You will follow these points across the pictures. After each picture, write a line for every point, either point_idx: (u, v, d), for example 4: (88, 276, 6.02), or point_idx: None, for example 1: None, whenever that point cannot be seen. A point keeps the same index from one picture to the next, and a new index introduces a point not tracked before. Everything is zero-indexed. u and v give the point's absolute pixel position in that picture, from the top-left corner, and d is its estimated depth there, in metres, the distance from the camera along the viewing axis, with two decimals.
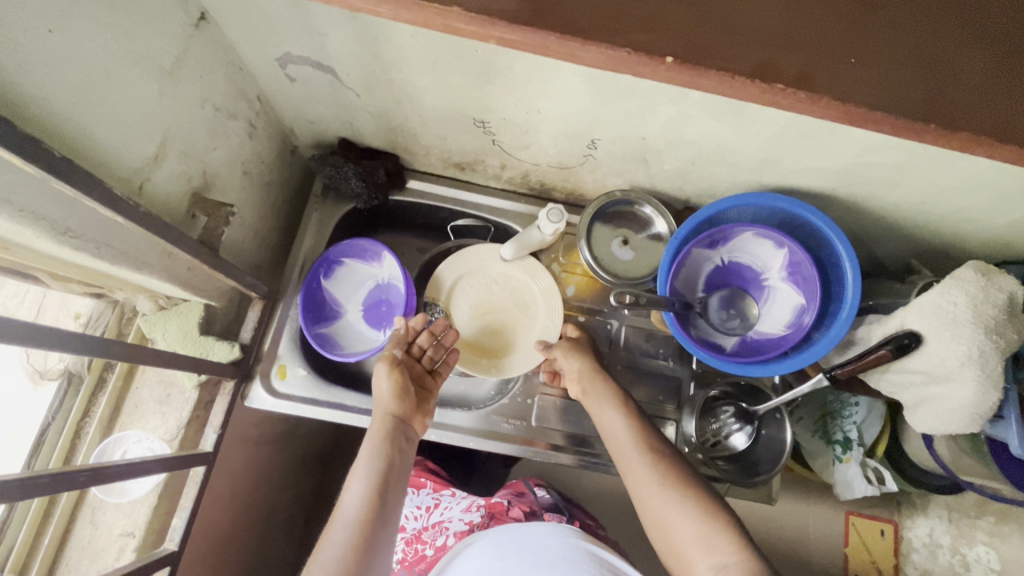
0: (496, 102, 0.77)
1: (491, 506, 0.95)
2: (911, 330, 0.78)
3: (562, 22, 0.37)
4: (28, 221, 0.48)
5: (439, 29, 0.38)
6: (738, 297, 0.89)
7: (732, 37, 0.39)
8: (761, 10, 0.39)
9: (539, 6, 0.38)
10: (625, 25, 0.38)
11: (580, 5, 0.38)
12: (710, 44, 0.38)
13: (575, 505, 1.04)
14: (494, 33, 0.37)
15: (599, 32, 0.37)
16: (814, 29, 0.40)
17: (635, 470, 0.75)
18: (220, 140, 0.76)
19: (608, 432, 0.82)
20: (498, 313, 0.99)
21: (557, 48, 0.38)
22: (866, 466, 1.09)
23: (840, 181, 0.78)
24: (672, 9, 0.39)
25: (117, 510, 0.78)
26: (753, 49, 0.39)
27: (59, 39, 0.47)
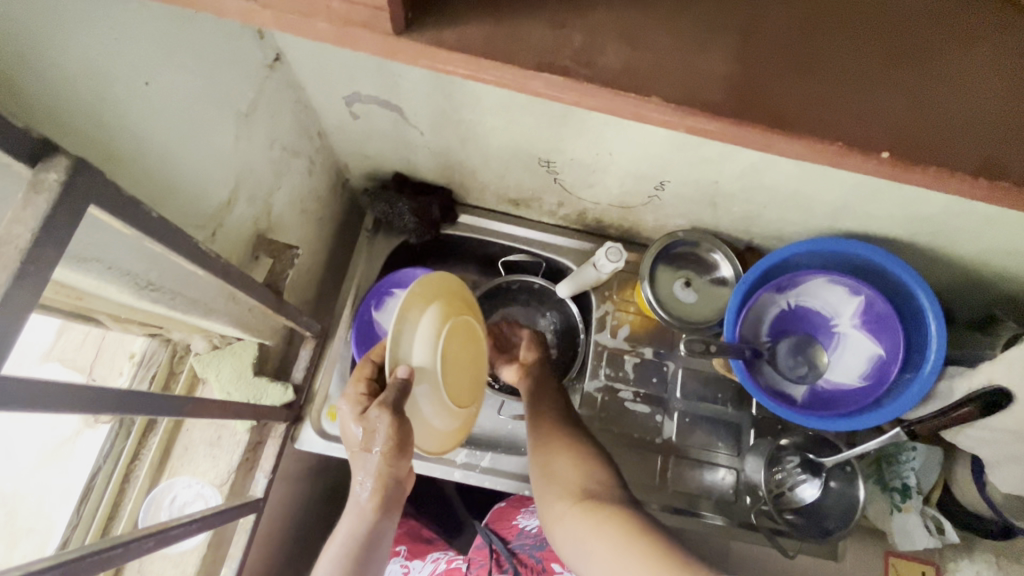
0: (566, 143, 0.75)
1: (448, 575, 0.90)
2: (1000, 386, 0.73)
3: (773, 113, 0.33)
4: (115, 277, 0.46)
5: (626, 116, 0.34)
6: (807, 345, 0.84)
7: (954, 135, 0.35)
8: (968, 88, 0.35)
9: (740, 92, 0.34)
10: (841, 120, 0.34)
11: (774, 92, 0.34)
12: (926, 136, 0.34)
13: (550, 540, 0.87)
14: (686, 121, 0.33)
15: (804, 122, 0.33)
16: (1019, 106, 0.36)
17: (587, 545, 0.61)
18: (284, 179, 0.74)
19: (574, 545, 0.63)
20: (451, 385, 0.69)
21: (758, 139, 0.34)
22: (925, 514, 1.04)
23: (924, 228, 0.75)
24: (876, 93, 0.34)
25: (165, 560, 0.75)
26: (974, 147, 0.35)
27: (154, 90, 0.45)
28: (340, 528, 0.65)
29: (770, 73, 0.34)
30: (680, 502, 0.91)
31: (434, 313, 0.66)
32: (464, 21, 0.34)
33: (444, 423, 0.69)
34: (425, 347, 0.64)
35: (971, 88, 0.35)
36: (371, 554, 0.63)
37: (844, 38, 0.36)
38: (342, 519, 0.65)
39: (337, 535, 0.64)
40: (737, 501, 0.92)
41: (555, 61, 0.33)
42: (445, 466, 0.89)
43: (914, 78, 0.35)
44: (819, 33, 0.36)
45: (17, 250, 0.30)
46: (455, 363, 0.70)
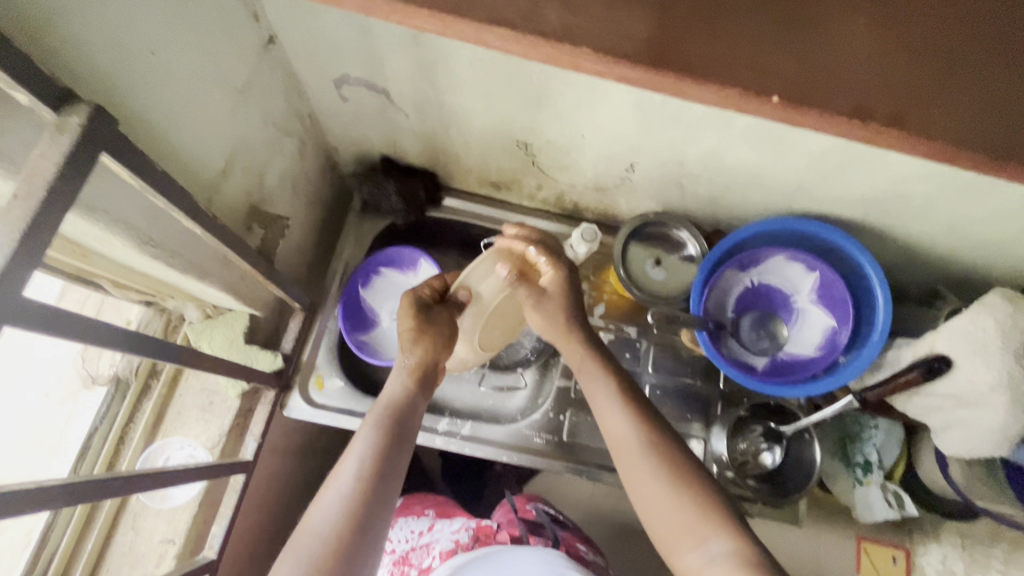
0: (542, 126, 0.80)
1: (479, 529, 0.93)
2: (941, 353, 0.80)
3: (678, 62, 0.38)
4: (120, 230, 0.50)
5: (562, 65, 0.38)
6: (768, 319, 0.93)
7: (832, 79, 0.39)
8: (856, 39, 0.40)
9: (656, 39, 0.38)
10: (734, 70, 0.38)
11: (686, 45, 0.38)
12: (816, 83, 0.39)
13: (572, 526, 0.98)
14: (613, 71, 0.38)
15: (710, 70, 0.38)
16: (904, 60, 0.40)
17: (651, 497, 0.60)
18: (276, 156, 0.79)
19: (641, 501, 0.61)
20: (488, 329, 0.81)
21: (672, 88, 0.38)
22: (886, 489, 1.10)
23: (871, 208, 0.81)
24: (773, 46, 0.39)
25: (157, 516, 0.78)
26: (849, 89, 0.39)
27: (157, 60, 0.50)
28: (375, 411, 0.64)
29: (684, 26, 0.39)
30: None
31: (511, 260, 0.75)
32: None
33: (466, 354, 0.82)
34: (494, 287, 0.76)
35: (844, 31, 0.40)
36: (405, 435, 0.64)
37: None
38: (375, 404, 0.65)
39: (369, 420, 0.64)
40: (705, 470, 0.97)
41: (500, 15, 0.37)
42: (426, 434, 0.93)
43: (798, 28, 0.40)
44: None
45: (44, 182, 0.34)
46: (506, 312, 0.81)
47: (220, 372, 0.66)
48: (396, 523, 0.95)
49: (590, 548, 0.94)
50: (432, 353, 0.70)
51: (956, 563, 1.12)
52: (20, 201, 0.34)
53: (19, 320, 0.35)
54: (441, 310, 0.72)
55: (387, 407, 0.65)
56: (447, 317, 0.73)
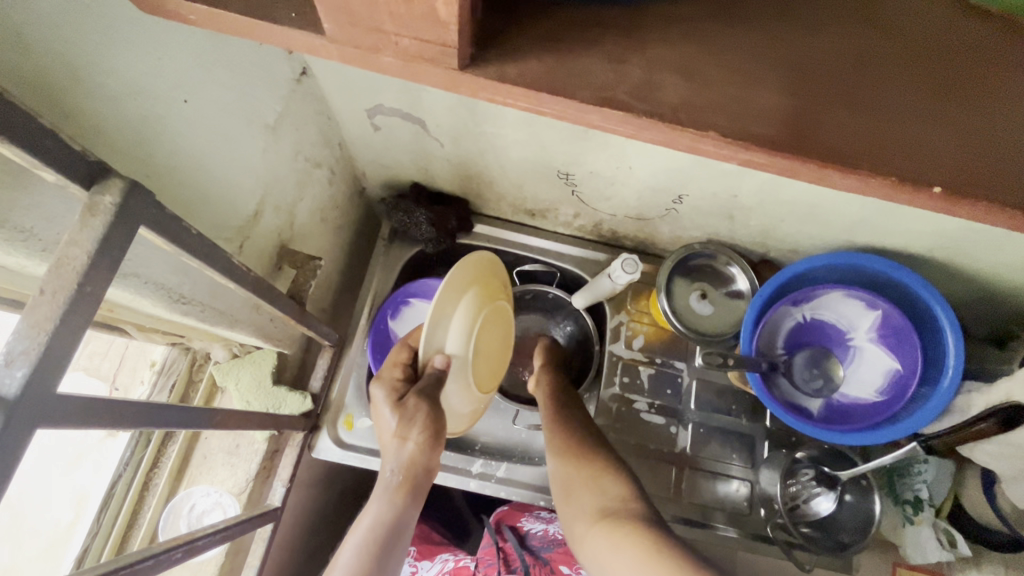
0: (586, 156, 0.75)
1: (458, 571, 0.89)
2: (1014, 401, 0.73)
3: (824, 149, 0.33)
4: (151, 291, 0.46)
5: (681, 149, 0.35)
6: (823, 356, 0.84)
7: (998, 166, 0.34)
8: (1015, 121, 0.35)
9: (795, 125, 0.34)
10: (890, 155, 0.34)
11: (829, 129, 0.34)
12: (980, 170, 0.34)
13: (557, 543, 0.90)
14: (744, 155, 0.34)
15: (861, 158, 0.33)
16: None
17: (575, 486, 0.71)
18: (307, 190, 0.75)
19: (568, 498, 0.71)
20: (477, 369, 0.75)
21: (810, 172, 0.34)
22: (938, 528, 1.02)
23: (941, 243, 0.75)
24: (926, 129, 0.35)
25: (183, 567, 0.75)
26: (1020, 177, 0.35)
27: (191, 108, 0.46)
28: (371, 508, 0.61)
29: (822, 108, 0.34)
30: (694, 514, 0.91)
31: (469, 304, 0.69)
32: (522, 53, 0.35)
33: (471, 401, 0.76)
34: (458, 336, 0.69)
35: (998, 113, 0.35)
36: (401, 533, 0.60)
37: (880, 72, 0.36)
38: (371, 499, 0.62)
39: (357, 529, 0.59)
40: (753, 514, 0.92)
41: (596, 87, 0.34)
42: (460, 476, 0.89)
43: (960, 106, 0.35)
44: (859, 62, 0.36)
45: (74, 271, 0.30)
46: (483, 339, 0.75)
47: (252, 426, 0.63)
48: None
49: (574, 567, 0.86)
50: (417, 459, 0.63)
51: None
52: (48, 295, 0.30)
53: (49, 422, 0.31)
54: (416, 398, 0.63)
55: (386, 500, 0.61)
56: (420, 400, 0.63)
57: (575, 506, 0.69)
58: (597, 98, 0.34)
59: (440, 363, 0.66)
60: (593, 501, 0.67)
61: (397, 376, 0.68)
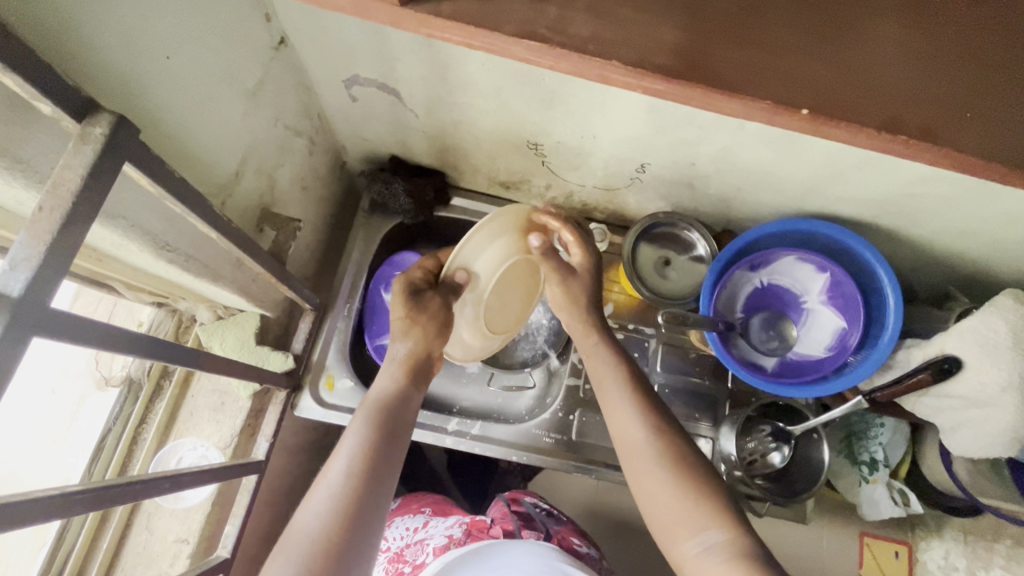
0: (553, 126, 0.80)
1: (473, 523, 0.91)
2: (953, 355, 0.79)
3: (710, 78, 0.38)
4: (137, 235, 0.50)
5: (593, 79, 0.39)
6: (779, 320, 0.91)
7: (865, 94, 0.40)
8: (879, 58, 0.41)
9: (686, 57, 0.39)
10: (770, 85, 0.39)
11: (717, 61, 0.39)
12: (844, 99, 0.40)
13: (566, 521, 0.99)
14: (643, 83, 0.39)
15: (742, 84, 0.39)
16: (925, 79, 0.41)
17: (648, 488, 0.61)
18: (288, 156, 0.79)
19: (639, 493, 0.63)
20: (494, 312, 0.80)
21: (702, 99, 0.39)
22: (892, 487, 1.09)
23: (883, 209, 0.80)
24: (801, 63, 0.40)
25: (171, 516, 0.79)
26: (881, 105, 0.40)
27: (173, 65, 0.50)
28: (361, 412, 0.65)
29: (710, 44, 0.40)
30: None
31: (507, 242, 0.72)
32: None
33: (476, 338, 0.81)
34: (490, 261, 0.72)
35: (866, 52, 0.41)
36: (397, 432, 0.64)
37: (763, 12, 0.41)
38: (364, 403, 0.66)
39: (368, 403, 0.66)
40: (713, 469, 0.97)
41: (534, 30, 0.38)
42: (437, 433, 0.94)
43: (828, 44, 0.41)
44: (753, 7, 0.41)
45: (68, 193, 0.34)
46: (506, 283, 0.78)
47: (236, 375, 0.67)
48: (394, 521, 0.98)
49: (584, 541, 0.95)
50: (424, 344, 0.71)
51: (959, 559, 1.09)
52: (45, 212, 0.34)
53: (49, 329, 0.36)
54: (433, 294, 0.70)
55: (379, 401, 0.66)
56: (439, 303, 0.71)
57: (647, 503, 0.61)
58: (519, 32, 0.39)
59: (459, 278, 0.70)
60: (674, 523, 0.58)
61: (416, 273, 0.73)
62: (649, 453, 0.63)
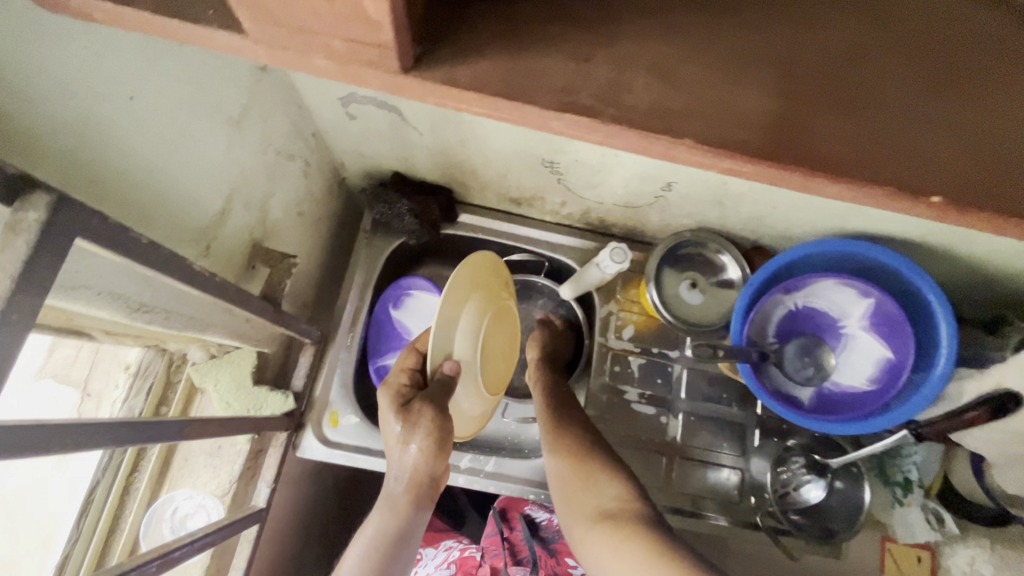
0: (570, 144, 0.72)
1: (461, 563, 0.90)
2: (1009, 389, 0.72)
3: (819, 162, 0.39)
4: (105, 302, 0.44)
5: (660, 155, 0.39)
6: (815, 345, 0.82)
7: (1000, 171, 0.40)
8: (1008, 133, 0.42)
9: (781, 132, 0.39)
10: (884, 163, 0.40)
11: (826, 137, 0.39)
12: (973, 180, 0.40)
13: (563, 534, 0.93)
14: (725, 161, 0.39)
15: (852, 164, 0.39)
16: None
17: (575, 488, 0.73)
18: (280, 183, 0.72)
19: (568, 499, 0.73)
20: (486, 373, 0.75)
21: (801, 181, 0.39)
22: (926, 508, 0.98)
23: (936, 228, 0.73)
24: (924, 139, 0.40)
25: (168, 571, 0.74)
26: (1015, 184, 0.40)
27: (138, 105, 0.43)
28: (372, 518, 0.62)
29: (822, 123, 0.40)
30: (683, 503, 0.90)
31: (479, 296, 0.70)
32: (480, 52, 0.39)
33: (482, 400, 0.75)
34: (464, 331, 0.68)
35: (996, 129, 0.41)
36: (407, 539, 0.61)
37: (887, 86, 0.41)
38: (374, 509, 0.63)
39: (368, 524, 0.62)
40: (743, 502, 0.91)
41: None
42: (448, 471, 0.88)
43: (956, 118, 0.41)
44: (870, 71, 0.42)
45: None
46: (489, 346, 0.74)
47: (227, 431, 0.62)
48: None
49: (579, 559, 0.89)
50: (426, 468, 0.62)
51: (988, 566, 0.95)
52: None
53: None
54: (422, 402, 0.60)
55: (381, 524, 0.61)
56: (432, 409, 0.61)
57: (571, 502, 0.72)
58: (560, 103, 0.38)
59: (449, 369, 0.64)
60: (588, 509, 0.69)
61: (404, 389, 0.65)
62: (571, 459, 0.75)
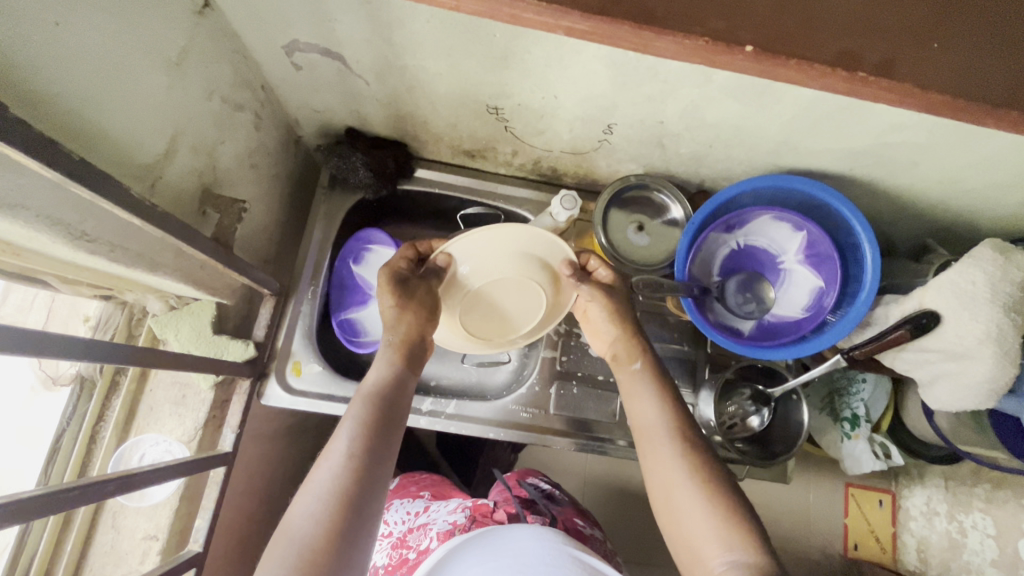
0: (511, 88, 0.75)
1: (476, 507, 0.84)
2: (930, 309, 0.78)
3: (640, 13, 0.39)
4: (47, 226, 0.46)
5: (506, 19, 0.39)
6: (756, 280, 0.89)
7: (820, 21, 0.41)
8: None
9: None
10: (700, 15, 0.40)
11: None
12: (792, 32, 0.41)
13: (567, 503, 0.95)
14: (564, 22, 0.39)
15: (675, 21, 0.40)
16: (897, 12, 0.41)
17: (670, 488, 0.62)
18: (228, 133, 0.73)
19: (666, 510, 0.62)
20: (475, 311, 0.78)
21: (632, 37, 0.40)
22: (873, 441, 1.07)
23: (860, 161, 0.77)
24: None
25: (138, 514, 0.77)
26: (840, 36, 0.41)
27: (68, 33, 0.45)
28: (353, 410, 0.60)
29: None
30: None
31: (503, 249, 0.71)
32: None
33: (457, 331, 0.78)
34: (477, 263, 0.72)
35: None
36: (392, 431, 0.60)
37: None
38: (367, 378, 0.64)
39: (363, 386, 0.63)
40: None
41: None
42: (410, 415, 0.92)
43: None
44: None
45: None
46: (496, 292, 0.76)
47: (183, 367, 0.64)
48: (393, 506, 0.93)
49: (588, 522, 0.91)
50: (418, 329, 0.68)
51: (942, 504, 1.09)
52: None
53: None
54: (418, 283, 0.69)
55: (375, 385, 0.63)
56: (423, 291, 0.70)
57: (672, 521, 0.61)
58: None
59: (441, 261, 0.71)
60: (696, 534, 0.58)
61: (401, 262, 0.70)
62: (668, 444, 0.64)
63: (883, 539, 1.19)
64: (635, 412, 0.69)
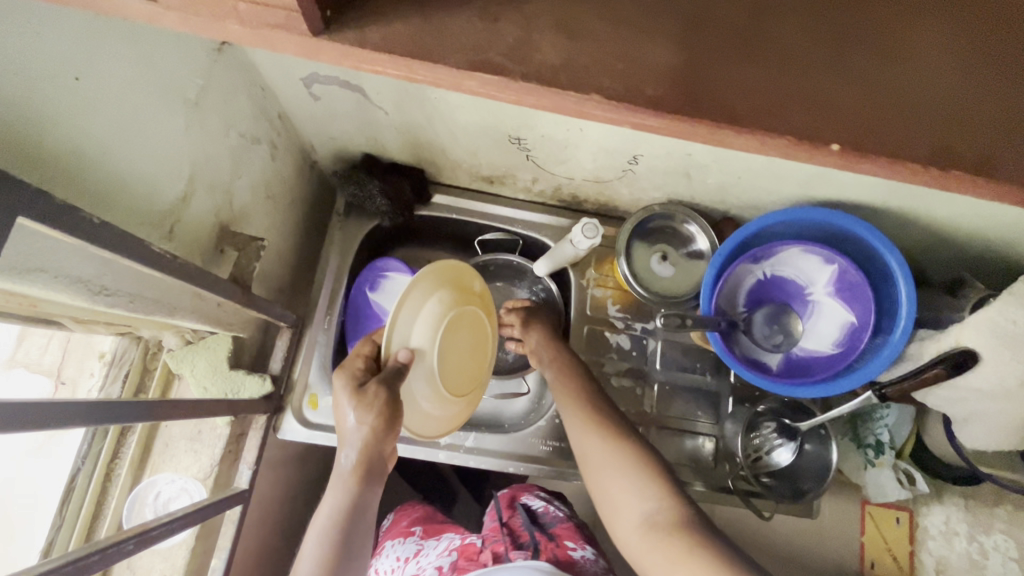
0: (535, 119, 0.73)
1: (463, 550, 0.83)
2: (967, 347, 0.74)
3: None
4: (66, 286, 0.45)
5: None
6: (783, 312, 0.84)
7: (893, 118, 0.48)
8: (900, 88, 0.49)
9: (691, 93, 0.47)
10: (780, 111, 0.47)
11: (739, 99, 0.47)
12: (874, 128, 0.48)
13: (562, 519, 0.89)
14: (626, 116, 0.46)
15: (754, 121, 0.46)
16: (948, 106, 0.49)
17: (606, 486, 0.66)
18: (245, 167, 0.72)
19: (607, 505, 0.65)
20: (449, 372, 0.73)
21: (706, 133, 0.47)
22: (897, 469, 1.03)
23: (896, 193, 0.74)
24: (832, 93, 0.48)
25: (153, 554, 0.75)
26: (923, 135, 0.48)
27: (86, 86, 0.43)
28: (311, 542, 0.60)
29: (712, 75, 0.47)
30: None
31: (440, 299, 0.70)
32: (391, 21, 0.46)
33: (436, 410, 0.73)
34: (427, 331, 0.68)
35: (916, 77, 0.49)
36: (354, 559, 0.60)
37: (798, 42, 0.49)
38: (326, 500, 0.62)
39: (322, 510, 0.62)
40: (716, 466, 0.94)
41: None
42: (428, 449, 0.90)
43: (851, 65, 0.49)
44: (764, 18, 0.49)
45: None
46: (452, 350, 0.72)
47: (200, 412, 0.62)
48: (384, 549, 0.90)
49: (580, 543, 0.84)
50: (382, 445, 0.64)
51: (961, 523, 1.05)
52: None
53: None
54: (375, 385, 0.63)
55: (334, 511, 0.61)
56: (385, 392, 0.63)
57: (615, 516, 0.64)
58: (477, 65, 0.45)
59: (401, 356, 0.65)
60: (628, 516, 0.62)
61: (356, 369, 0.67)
62: (604, 453, 0.68)
63: (902, 560, 1.04)
64: (575, 434, 0.72)
